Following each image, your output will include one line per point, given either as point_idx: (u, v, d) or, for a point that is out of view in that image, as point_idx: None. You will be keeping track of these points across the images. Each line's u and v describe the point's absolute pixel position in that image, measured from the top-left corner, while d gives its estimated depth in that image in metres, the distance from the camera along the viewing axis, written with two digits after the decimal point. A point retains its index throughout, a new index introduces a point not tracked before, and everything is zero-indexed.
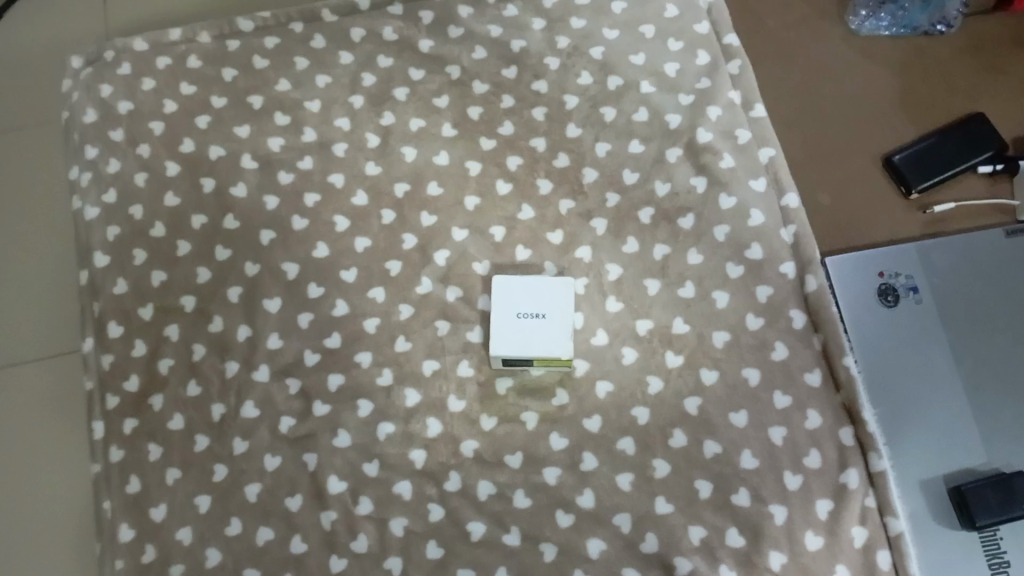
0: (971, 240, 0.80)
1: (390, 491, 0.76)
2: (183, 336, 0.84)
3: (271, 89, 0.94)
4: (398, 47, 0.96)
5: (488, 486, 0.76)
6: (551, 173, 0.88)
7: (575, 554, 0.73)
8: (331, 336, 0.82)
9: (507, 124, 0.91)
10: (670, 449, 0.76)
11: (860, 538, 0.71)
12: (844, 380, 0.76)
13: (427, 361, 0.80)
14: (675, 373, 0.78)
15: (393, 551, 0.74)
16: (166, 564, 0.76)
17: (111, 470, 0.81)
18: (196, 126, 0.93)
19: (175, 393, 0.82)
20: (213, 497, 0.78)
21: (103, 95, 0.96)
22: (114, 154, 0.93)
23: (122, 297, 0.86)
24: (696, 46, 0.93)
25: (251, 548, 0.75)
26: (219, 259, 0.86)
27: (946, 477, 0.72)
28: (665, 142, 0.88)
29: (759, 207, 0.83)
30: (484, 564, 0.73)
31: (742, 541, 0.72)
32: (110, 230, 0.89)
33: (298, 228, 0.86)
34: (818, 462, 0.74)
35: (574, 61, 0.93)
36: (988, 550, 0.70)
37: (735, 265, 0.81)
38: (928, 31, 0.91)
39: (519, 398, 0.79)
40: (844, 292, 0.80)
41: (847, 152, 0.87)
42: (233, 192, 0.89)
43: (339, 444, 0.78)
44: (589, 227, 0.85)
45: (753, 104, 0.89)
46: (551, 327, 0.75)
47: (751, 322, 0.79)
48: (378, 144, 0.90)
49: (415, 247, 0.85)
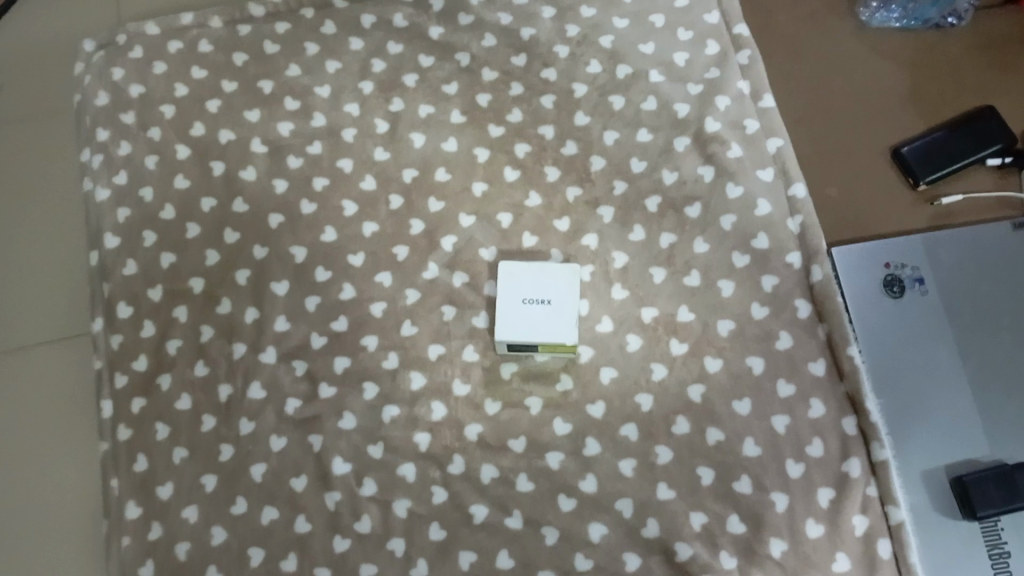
0: (978, 234, 0.80)
1: (394, 474, 0.77)
2: (191, 318, 0.85)
3: (282, 75, 0.95)
4: (408, 34, 0.96)
5: (491, 470, 0.76)
6: (558, 161, 0.88)
7: (577, 539, 0.73)
8: (338, 320, 0.82)
9: (516, 111, 0.91)
10: (672, 437, 0.76)
11: (861, 527, 0.71)
12: (848, 370, 0.76)
13: (433, 346, 0.81)
14: (680, 361, 0.78)
15: (397, 533, 0.75)
16: (171, 543, 0.77)
17: (120, 449, 0.81)
18: (207, 111, 0.93)
19: (183, 374, 0.83)
20: (220, 477, 0.78)
21: (115, 79, 0.97)
22: (125, 138, 0.94)
23: (132, 279, 0.87)
24: (706, 37, 0.93)
25: (256, 529, 0.76)
26: (228, 242, 0.87)
27: (947, 468, 0.73)
28: (673, 132, 0.88)
29: (766, 198, 0.84)
30: (486, 547, 0.74)
31: (744, 529, 0.72)
32: (121, 212, 0.90)
33: (306, 213, 0.87)
34: (820, 452, 0.74)
35: (583, 50, 0.94)
36: (988, 541, 0.70)
37: (741, 255, 0.82)
38: (939, 23, 0.91)
39: (523, 383, 0.79)
40: (849, 284, 0.80)
41: (856, 146, 0.87)
42: (242, 176, 0.89)
43: (344, 426, 0.79)
44: (595, 216, 0.85)
45: (762, 95, 0.89)
46: (557, 314, 0.76)
47: (756, 312, 0.79)
48: (386, 129, 0.91)
49: (423, 233, 0.85)
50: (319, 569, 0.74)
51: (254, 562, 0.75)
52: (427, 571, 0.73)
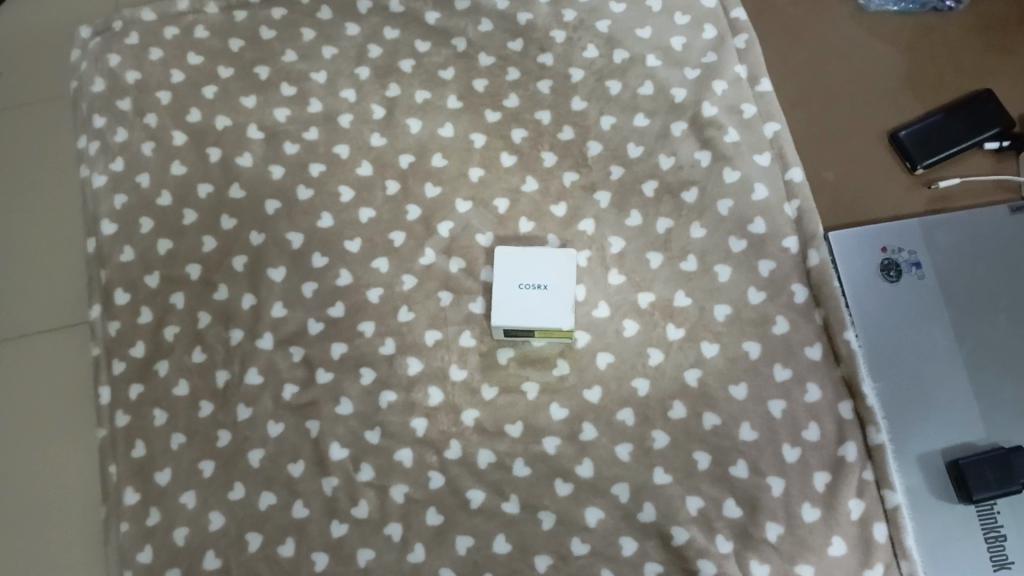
0: (975, 218, 0.80)
1: (390, 459, 0.77)
2: (188, 304, 0.85)
3: (278, 61, 0.95)
4: (404, 20, 0.96)
5: (488, 454, 0.76)
6: (555, 146, 0.88)
7: (573, 523, 0.73)
8: (335, 306, 0.82)
9: (512, 97, 0.91)
10: (669, 421, 0.76)
11: (857, 511, 0.71)
12: (845, 354, 0.76)
13: (430, 332, 0.81)
14: (676, 346, 0.78)
15: (394, 518, 0.75)
16: (170, 528, 0.77)
17: (117, 435, 0.82)
18: (202, 97, 0.93)
19: (181, 360, 0.83)
20: (217, 462, 0.79)
21: (111, 65, 0.97)
22: (121, 124, 0.93)
23: (129, 265, 0.87)
24: (703, 21, 0.93)
25: (254, 514, 0.76)
26: (224, 228, 0.87)
27: (944, 452, 0.73)
28: (669, 116, 0.88)
29: (763, 182, 0.83)
30: (483, 531, 0.74)
31: (740, 513, 0.72)
32: (117, 199, 0.90)
33: (303, 199, 0.87)
34: (817, 436, 0.74)
35: (580, 35, 0.93)
36: (985, 524, 0.70)
37: (738, 239, 0.82)
38: (937, 7, 0.90)
39: (520, 368, 0.79)
40: (847, 268, 0.79)
41: (852, 129, 0.87)
42: (238, 162, 0.89)
43: (341, 412, 0.79)
44: (592, 201, 0.85)
45: (759, 79, 0.88)
46: (552, 298, 0.76)
47: (753, 297, 0.79)
48: (383, 115, 0.91)
49: (419, 219, 0.85)
50: (316, 554, 0.74)
51: (252, 547, 0.75)
52: (424, 555, 0.73)
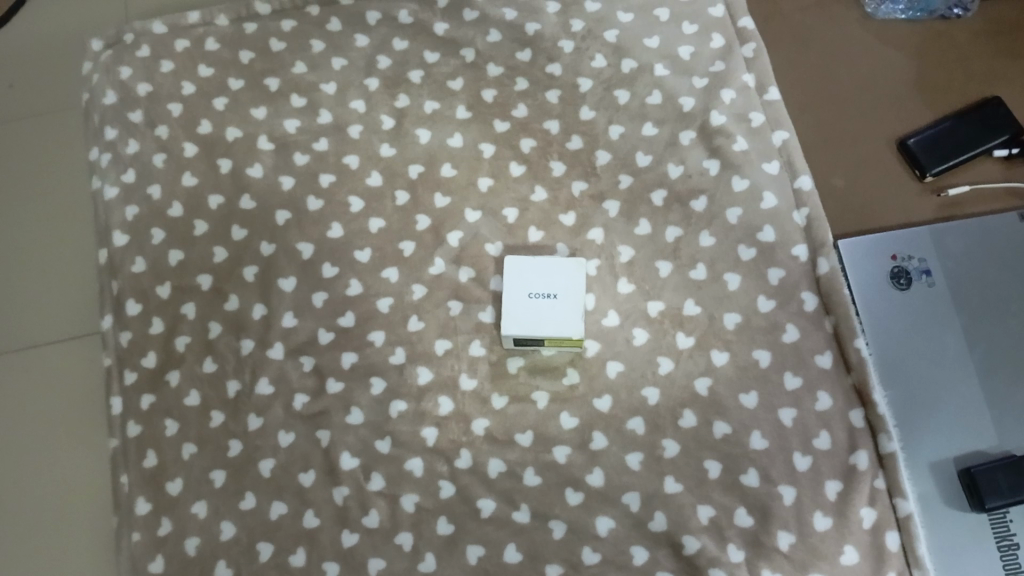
0: (986, 225, 0.80)
1: (401, 468, 0.77)
2: (199, 314, 0.85)
3: (288, 72, 0.95)
4: (413, 30, 0.96)
5: (499, 464, 0.76)
6: (564, 155, 0.88)
7: (584, 532, 0.73)
8: (345, 315, 0.83)
9: (521, 106, 0.91)
10: (679, 430, 0.76)
11: (869, 519, 0.71)
12: (855, 361, 0.76)
13: (439, 341, 0.81)
14: (686, 354, 0.78)
15: (404, 527, 0.75)
16: (181, 537, 0.77)
17: (129, 444, 0.82)
18: (213, 108, 0.94)
19: (192, 369, 0.83)
20: (228, 472, 0.79)
21: (122, 77, 0.98)
22: (132, 135, 0.94)
23: (140, 276, 0.88)
24: (711, 30, 0.93)
25: (265, 523, 0.76)
26: (235, 239, 0.87)
27: (956, 460, 0.72)
28: (678, 125, 0.88)
29: (772, 190, 0.84)
30: (494, 540, 0.74)
31: (751, 521, 0.72)
32: (129, 210, 0.91)
33: (312, 209, 0.87)
34: (828, 444, 0.74)
35: (588, 44, 0.94)
36: (997, 532, 0.70)
37: (747, 247, 0.82)
38: (945, 14, 0.91)
39: (530, 377, 0.80)
40: (856, 275, 0.80)
41: (862, 136, 0.87)
42: (249, 172, 0.90)
43: (352, 421, 0.79)
44: (601, 210, 0.85)
45: (767, 87, 0.89)
46: (563, 306, 0.76)
47: (763, 305, 0.79)
48: (392, 125, 0.91)
49: (428, 228, 0.86)
50: (327, 563, 0.74)
51: (263, 556, 0.75)
52: (435, 564, 0.73)
